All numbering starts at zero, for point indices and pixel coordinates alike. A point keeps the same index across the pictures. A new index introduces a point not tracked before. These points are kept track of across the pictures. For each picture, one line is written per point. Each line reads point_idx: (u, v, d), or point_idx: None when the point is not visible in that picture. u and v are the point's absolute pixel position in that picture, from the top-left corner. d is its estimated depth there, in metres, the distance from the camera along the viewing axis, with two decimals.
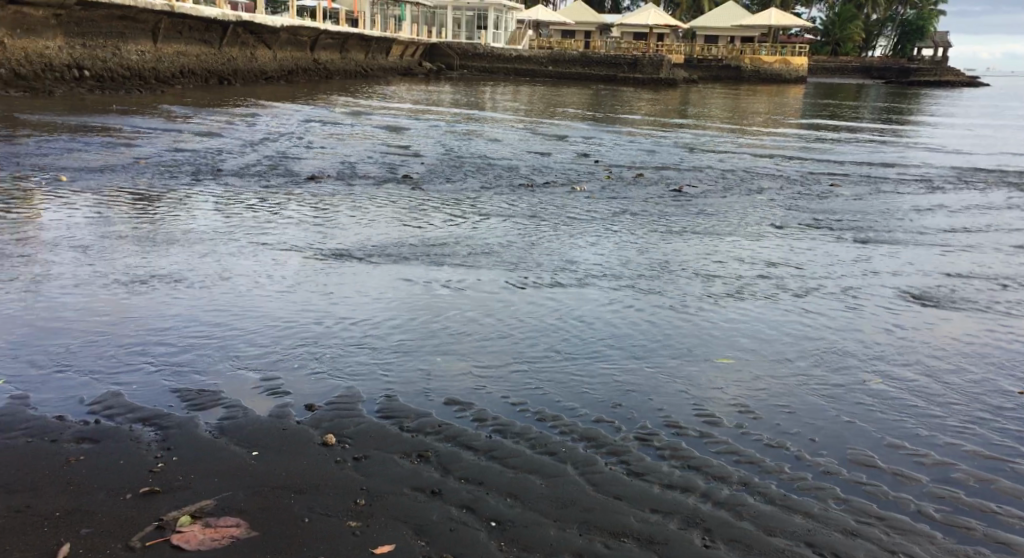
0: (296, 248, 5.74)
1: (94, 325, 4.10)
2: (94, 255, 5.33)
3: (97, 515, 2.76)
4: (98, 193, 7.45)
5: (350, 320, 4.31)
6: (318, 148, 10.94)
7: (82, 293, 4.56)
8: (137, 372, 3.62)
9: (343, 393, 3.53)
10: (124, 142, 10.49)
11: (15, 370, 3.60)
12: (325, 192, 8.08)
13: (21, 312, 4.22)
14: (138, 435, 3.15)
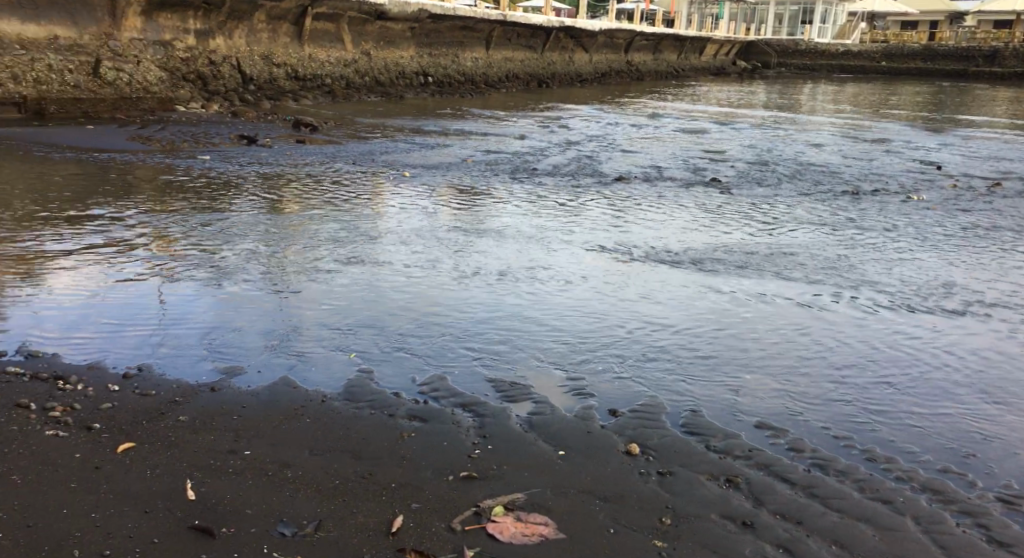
0: (601, 248, 5.89)
1: (421, 312, 4.47)
2: (421, 249, 5.84)
3: (424, 492, 2.93)
4: (428, 193, 8.24)
5: (655, 326, 4.34)
6: (626, 149, 11.16)
7: (412, 282, 5.01)
8: (459, 359, 3.89)
9: (646, 402, 3.56)
10: (451, 146, 11.50)
11: (359, 345, 4.03)
12: (630, 193, 8.21)
13: (363, 296, 4.78)
14: (459, 418, 3.37)
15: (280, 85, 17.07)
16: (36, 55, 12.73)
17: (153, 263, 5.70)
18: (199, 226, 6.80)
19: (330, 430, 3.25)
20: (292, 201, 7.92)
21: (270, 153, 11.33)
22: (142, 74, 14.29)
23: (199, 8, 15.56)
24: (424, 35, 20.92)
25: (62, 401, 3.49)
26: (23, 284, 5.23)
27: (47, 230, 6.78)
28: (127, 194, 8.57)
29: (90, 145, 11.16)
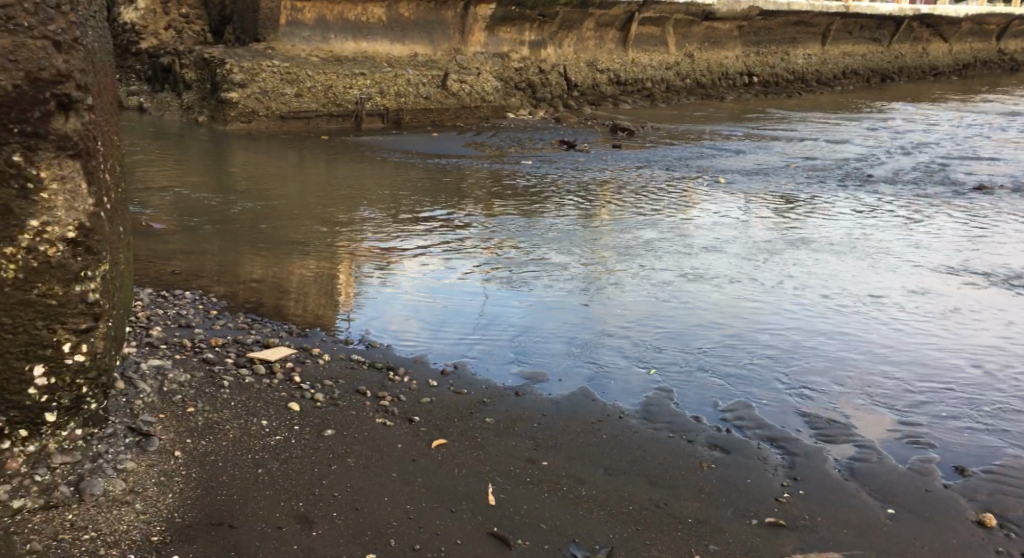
0: (942, 283, 5.33)
1: (731, 334, 4.25)
2: (736, 268, 5.65)
3: (725, 534, 2.69)
4: (750, 200, 7.93)
5: (1006, 383, 3.83)
6: (987, 155, 9.99)
7: (725, 304, 4.83)
8: (768, 387, 3.63)
9: (1006, 466, 3.11)
10: (778, 151, 11.09)
11: (662, 361, 3.89)
12: (985, 208, 7.35)
13: (669, 312, 4.67)
14: (766, 454, 3.11)
15: (602, 91, 17.28)
16: (399, 71, 14.13)
17: (474, 269, 6.01)
18: (517, 235, 7.09)
19: (630, 451, 3.12)
20: (608, 208, 8.02)
21: (592, 158, 11.58)
22: (480, 84, 15.39)
23: (535, 20, 16.79)
24: (754, 33, 20.30)
25: (389, 392, 3.71)
26: (366, 282, 5.75)
27: (388, 231, 7.42)
28: (461, 196, 9.21)
29: (436, 152, 12.07)
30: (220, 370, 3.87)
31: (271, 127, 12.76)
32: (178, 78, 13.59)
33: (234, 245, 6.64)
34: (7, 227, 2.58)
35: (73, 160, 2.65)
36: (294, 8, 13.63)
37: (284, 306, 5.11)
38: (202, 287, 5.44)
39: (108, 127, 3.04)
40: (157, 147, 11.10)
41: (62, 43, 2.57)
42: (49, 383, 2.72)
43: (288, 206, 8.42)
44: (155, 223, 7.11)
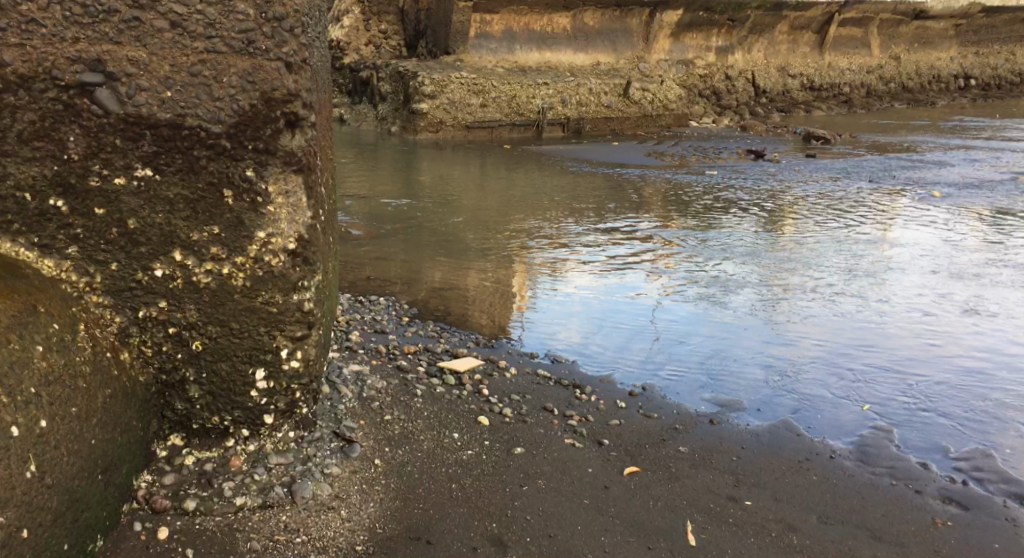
0: None
1: (954, 371, 3.95)
2: (946, 298, 5.28)
3: None
4: (958, 222, 7.48)
5: None
6: None
7: (940, 338, 4.51)
8: (1006, 435, 3.34)
9: None
10: (986, 166, 10.48)
11: (877, 396, 3.68)
12: None
13: (876, 343, 4.43)
14: (1014, 514, 2.82)
15: (794, 97, 17.92)
16: (582, 81, 14.19)
17: (654, 283, 5.88)
18: (696, 249, 6.90)
19: (849, 499, 2.90)
20: (795, 223, 7.69)
21: (779, 168, 11.15)
22: (663, 92, 15.04)
23: (725, 26, 16.88)
24: (973, 32, 21.22)
25: (578, 410, 3.64)
26: (543, 293, 5.73)
27: (565, 241, 7.39)
28: (641, 206, 9.07)
29: (619, 162, 11.92)
30: (412, 377, 3.92)
31: (458, 136, 13.12)
32: (375, 91, 14.23)
33: (425, 252, 6.81)
34: (237, 238, 2.67)
35: (298, 176, 2.73)
36: (483, 20, 13.91)
37: (471, 315, 5.16)
38: (395, 293, 5.59)
39: (323, 144, 3.13)
40: (352, 156, 11.64)
41: (293, 64, 2.65)
42: (268, 387, 2.75)
43: (473, 214, 8.56)
44: (355, 229, 7.39)
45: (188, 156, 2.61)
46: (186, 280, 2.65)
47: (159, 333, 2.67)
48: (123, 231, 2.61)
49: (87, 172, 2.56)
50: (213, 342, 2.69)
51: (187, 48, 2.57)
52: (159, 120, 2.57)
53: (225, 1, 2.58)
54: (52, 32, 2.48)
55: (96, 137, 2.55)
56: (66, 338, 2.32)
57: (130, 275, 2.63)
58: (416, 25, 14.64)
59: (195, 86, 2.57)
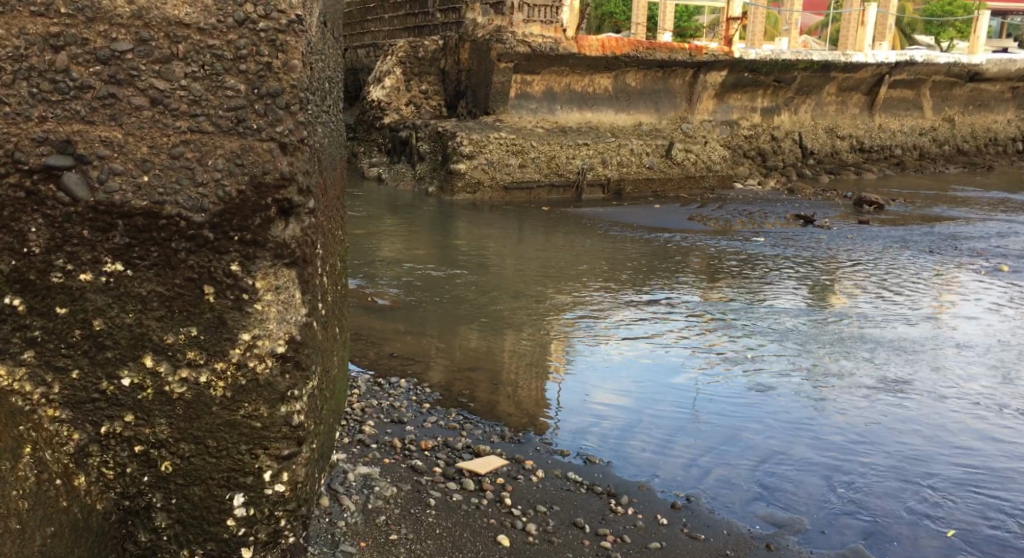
0: None
1: None
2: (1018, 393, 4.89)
3: None
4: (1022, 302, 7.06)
5: None
6: None
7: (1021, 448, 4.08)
8: None
9: None
10: None
11: (961, 519, 3.39)
12: None
13: (945, 451, 4.01)
14: None
15: (843, 159, 17.65)
16: (623, 141, 13.91)
17: (694, 364, 5.47)
18: (738, 325, 6.45)
19: None
20: (847, 298, 7.22)
21: (830, 236, 10.63)
22: (707, 153, 14.78)
23: (771, 87, 16.51)
24: None
25: (611, 529, 3.24)
26: (571, 373, 5.33)
27: (599, 313, 6.99)
28: (682, 276, 8.61)
29: (663, 227, 11.47)
30: (427, 481, 3.55)
31: (496, 197, 12.93)
32: (414, 151, 14.07)
33: (453, 323, 6.46)
34: (217, 341, 2.33)
35: (290, 270, 2.38)
36: (524, 81, 13.73)
37: (496, 402, 4.77)
38: (417, 373, 5.23)
39: (325, 228, 2.81)
40: (387, 218, 11.43)
41: (289, 145, 2.33)
42: (247, 515, 2.39)
43: (505, 280, 8.21)
44: (381, 298, 7.06)
45: (165, 248, 2.29)
46: (156, 389, 2.33)
47: (124, 452, 2.37)
48: (87, 333, 2.30)
49: (49, 267, 2.26)
50: (186, 463, 2.36)
51: (168, 129, 2.26)
52: (134, 209, 2.26)
53: (213, 75, 2.28)
54: (17, 111, 2.20)
55: (61, 229, 2.25)
56: (5, 469, 2.12)
57: (93, 385, 2.32)
58: (456, 85, 14.50)
59: (177, 170, 2.27)
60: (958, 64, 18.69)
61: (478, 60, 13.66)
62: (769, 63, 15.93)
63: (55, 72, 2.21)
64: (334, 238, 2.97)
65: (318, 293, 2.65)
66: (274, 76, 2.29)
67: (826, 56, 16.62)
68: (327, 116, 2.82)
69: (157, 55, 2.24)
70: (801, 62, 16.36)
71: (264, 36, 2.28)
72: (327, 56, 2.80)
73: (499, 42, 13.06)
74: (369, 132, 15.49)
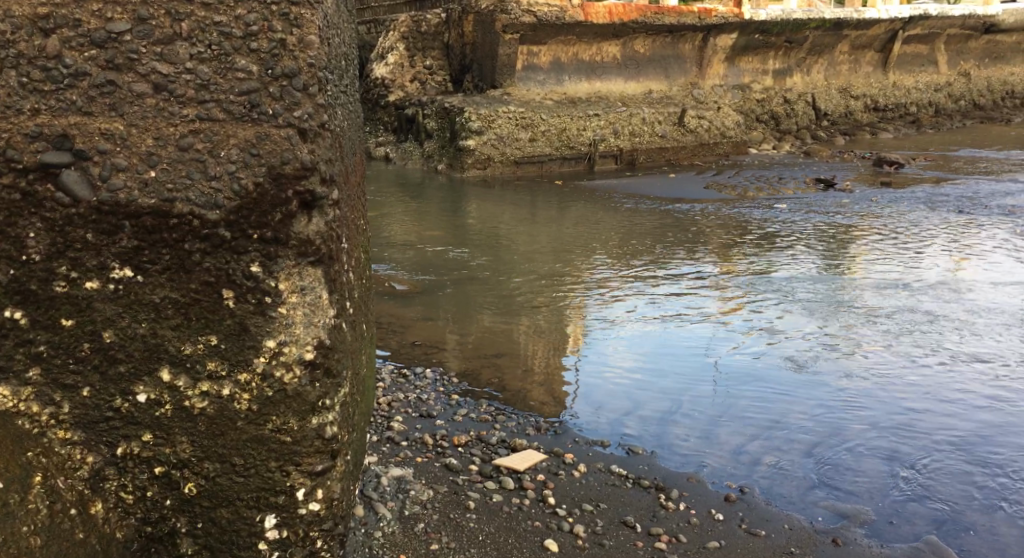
0: None
1: None
2: None
3: None
4: None
5: None
6: None
7: None
8: None
9: None
10: None
11: None
12: None
13: (1006, 428, 3.81)
14: None
15: (858, 118, 17.25)
16: (635, 110, 13.60)
17: (729, 340, 5.24)
18: (767, 296, 6.22)
19: None
20: (876, 265, 6.98)
21: (854, 199, 10.35)
22: (720, 119, 14.46)
23: (782, 48, 16.21)
24: None
25: (664, 529, 3.06)
26: (598, 355, 5.11)
27: (620, 289, 6.76)
28: (703, 246, 8.36)
29: (680, 197, 11.20)
30: (464, 481, 3.35)
31: (507, 172, 12.68)
32: (421, 128, 13.79)
33: (475, 306, 6.24)
34: (240, 349, 2.11)
35: (315, 269, 2.16)
36: (530, 52, 13.42)
37: (527, 390, 4.56)
38: (441, 363, 5.03)
39: (348, 219, 2.59)
40: (398, 199, 11.18)
41: (308, 131, 2.11)
42: (280, 537, 2.19)
43: (522, 258, 7.97)
44: (397, 283, 6.84)
45: (179, 251, 2.07)
46: (176, 404, 2.12)
47: (143, 475, 2.16)
48: (96, 347, 2.08)
49: (52, 275, 2.04)
50: (211, 484, 2.16)
51: (174, 118, 2.04)
52: (142, 208, 2.03)
53: (222, 56, 2.04)
54: (7, 105, 1.97)
55: (63, 233, 2.03)
56: (12, 501, 1.91)
57: (106, 403, 2.11)
58: (461, 60, 14.19)
59: (186, 163, 2.04)
60: (973, 16, 18.30)
61: (483, 32, 13.35)
62: (780, 24, 15.57)
63: (47, 59, 1.98)
64: (355, 230, 2.76)
65: (346, 290, 2.44)
66: (288, 54, 2.07)
67: (838, 14, 16.25)
68: (344, 97, 2.59)
69: (159, 36, 2.01)
70: (812, 21, 15.98)
71: (276, 10, 2.05)
72: (342, 31, 2.57)
73: (504, 12, 12.75)
74: (373, 111, 15.22)
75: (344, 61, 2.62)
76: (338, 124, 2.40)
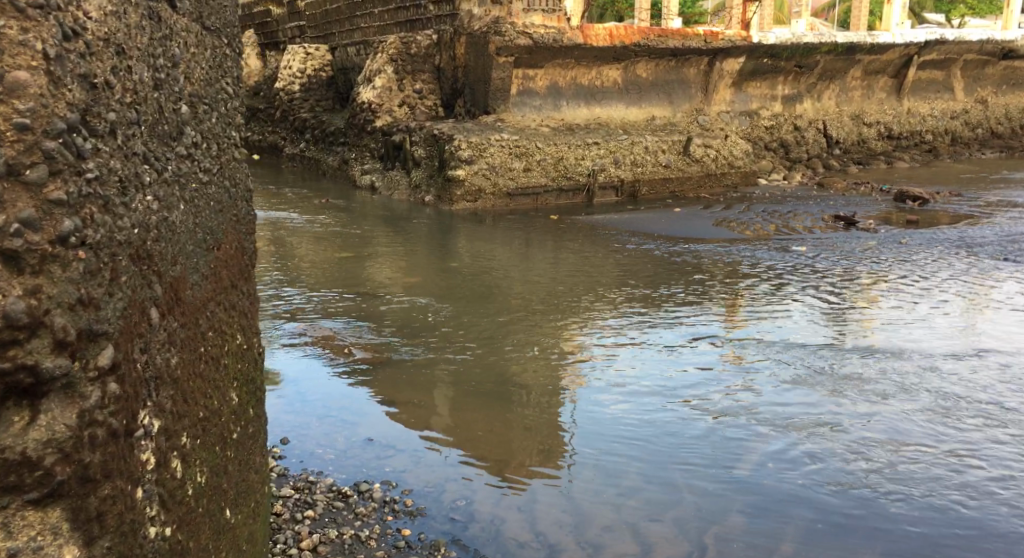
0: None
1: None
2: None
3: None
4: None
5: None
6: None
7: None
8: None
9: None
10: None
11: None
12: None
13: None
14: None
15: (872, 147, 16.30)
16: (636, 138, 12.60)
17: (752, 436, 4.26)
18: (780, 368, 5.28)
19: None
20: (907, 328, 6.06)
21: (879, 241, 9.39)
22: (728, 148, 13.44)
23: (793, 73, 15.28)
24: None
25: None
26: (595, 460, 4.09)
27: (608, 353, 5.75)
28: (706, 297, 7.42)
29: (687, 235, 10.18)
30: None
31: (499, 206, 11.66)
32: (408, 156, 12.79)
33: (452, 385, 5.17)
34: None
35: (50, 503, 1.52)
36: (525, 76, 12.44)
37: (502, 519, 3.52)
38: (399, 470, 4.00)
39: (166, 372, 1.83)
40: (380, 235, 10.18)
41: (30, 256, 1.50)
42: None
43: (505, 311, 6.96)
44: (358, 349, 5.83)
45: None
46: None
47: None
48: None
49: None
50: None
51: None
52: None
53: None
54: None
55: None
56: None
57: None
58: (452, 84, 13.20)
59: None
60: (990, 41, 17.39)
61: (475, 55, 12.34)
62: (790, 48, 14.66)
63: None
64: (195, 376, 1.94)
65: (153, 495, 1.74)
66: None
67: (851, 37, 15.35)
68: (180, 171, 1.96)
69: None
70: (824, 45, 15.06)
71: None
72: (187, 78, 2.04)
73: (498, 34, 11.75)
74: (360, 136, 14.23)
75: (181, 110, 2.00)
76: (145, 225, 1.80)
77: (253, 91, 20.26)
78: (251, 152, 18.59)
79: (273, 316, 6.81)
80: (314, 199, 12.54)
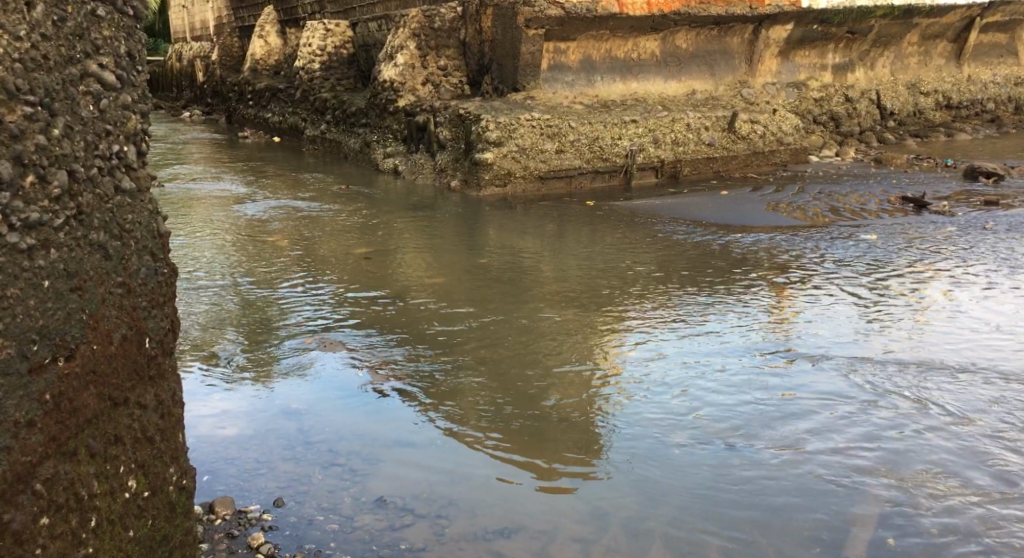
0: None
1: None
2: None
3: None
4: None
5: None
6: None
7: None
8: None
9: None
10: None
11: None
12: None
13: None
14: None
15: (929, 117, 15.17)
16: (677, 114, 11.62)
17: (857, 495, 3.45)
18: (866, 391, 4.47)
19: None
20: (1005, 343, 5.23)
21: (957, 227, 8.43)
22: (777, 123, 12.46)
23: (844, 39, 14.17)
24: None
25: None
26: (663, 527, 3.29)
27: (661, 371, 4.90)
28: (758, 295, 6.61)
29: (736, 222, 9.25)
30: None
31: (530, 190, 10.80)
32: (433, 138, 11.91)
33: (487, 419, 4.31)
34: None
35: None
36: (557, 50, 11.53)
37: None
38: (421, 547, 3.20)
39: None
40: (403, 224, 9.40)
41: None
42: None
43: (538, 314, 6.19)
44: (375, 373, 5.01)
45: None
46: None
47: None
48: None
49: None
50: None
51: None
52: None
53: None
54: None
55: None
56: None
57: None
58: (479, 59, 12.28)
59: None
60: None
61: (503, 27, 11.44)
62: (842, 13, 13.51)
63: None
64: None
65: None
66: None
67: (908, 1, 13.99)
68: None
69: None
70: (879, 9, 13.76)
71: None
72: None
73: (526, 5, 10.87)
74: (382, 117, 13.35)
75: None
76: None
77: (272, 69, 19.44)
78: (271, 133, 17.75)
79: (282, 325, 5.96)
80: (334, 186, 11.70)
